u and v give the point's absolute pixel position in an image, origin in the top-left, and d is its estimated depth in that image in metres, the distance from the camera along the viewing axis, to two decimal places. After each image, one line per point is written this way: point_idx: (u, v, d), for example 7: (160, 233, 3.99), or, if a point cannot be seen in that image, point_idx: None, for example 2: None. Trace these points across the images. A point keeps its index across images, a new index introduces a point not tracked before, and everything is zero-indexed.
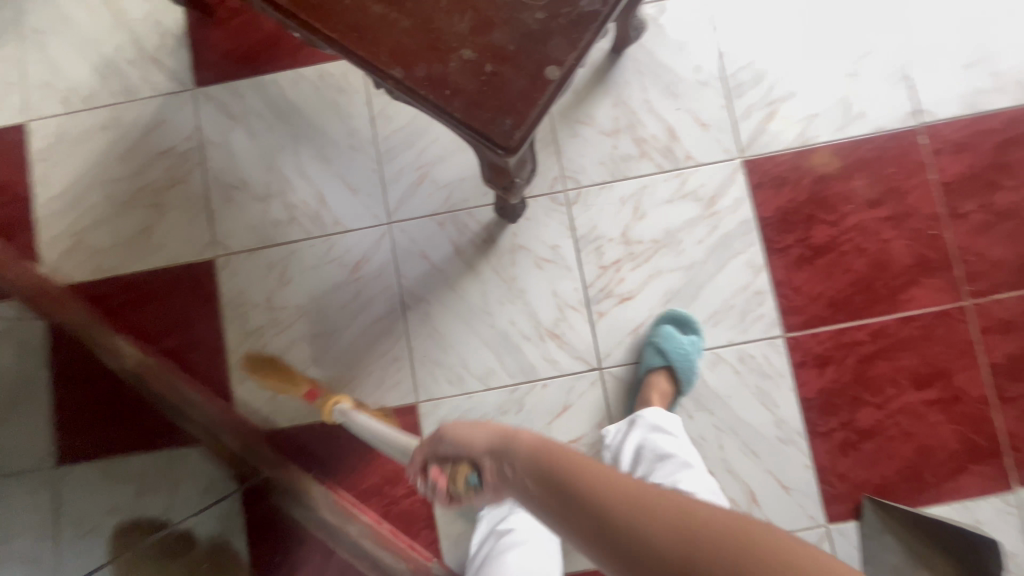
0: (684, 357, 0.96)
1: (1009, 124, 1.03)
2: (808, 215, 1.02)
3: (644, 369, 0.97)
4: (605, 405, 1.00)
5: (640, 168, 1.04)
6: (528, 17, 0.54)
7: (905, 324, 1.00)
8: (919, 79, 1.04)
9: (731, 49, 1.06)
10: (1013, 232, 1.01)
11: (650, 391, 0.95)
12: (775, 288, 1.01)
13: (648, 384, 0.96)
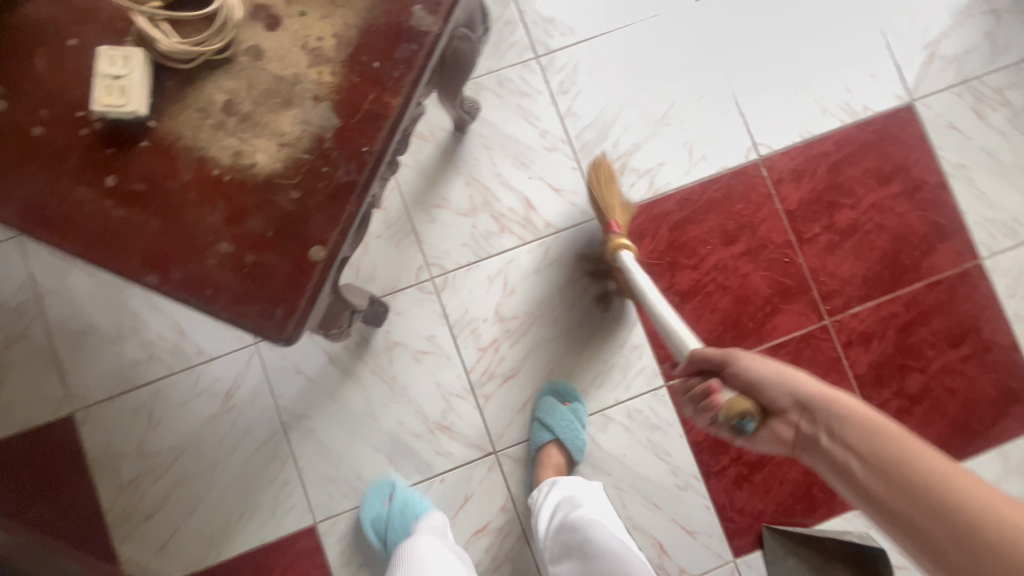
0: (572, 432, 0.97)
1: (839, 144, 1.08)
2: (670, 263, 1.05)
3: (535, 448, 0.98)
4: (506, 487, 1.00)
5: (502, 243, 1.04)
6: (284, 198, 0.52)
7: (775, 353, 1.04)
8: (751, 114, 1.08)
9: (572, 110, 1.07)
10: (857, 247, 1.07)
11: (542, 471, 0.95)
12: (650, 340, 1.03)
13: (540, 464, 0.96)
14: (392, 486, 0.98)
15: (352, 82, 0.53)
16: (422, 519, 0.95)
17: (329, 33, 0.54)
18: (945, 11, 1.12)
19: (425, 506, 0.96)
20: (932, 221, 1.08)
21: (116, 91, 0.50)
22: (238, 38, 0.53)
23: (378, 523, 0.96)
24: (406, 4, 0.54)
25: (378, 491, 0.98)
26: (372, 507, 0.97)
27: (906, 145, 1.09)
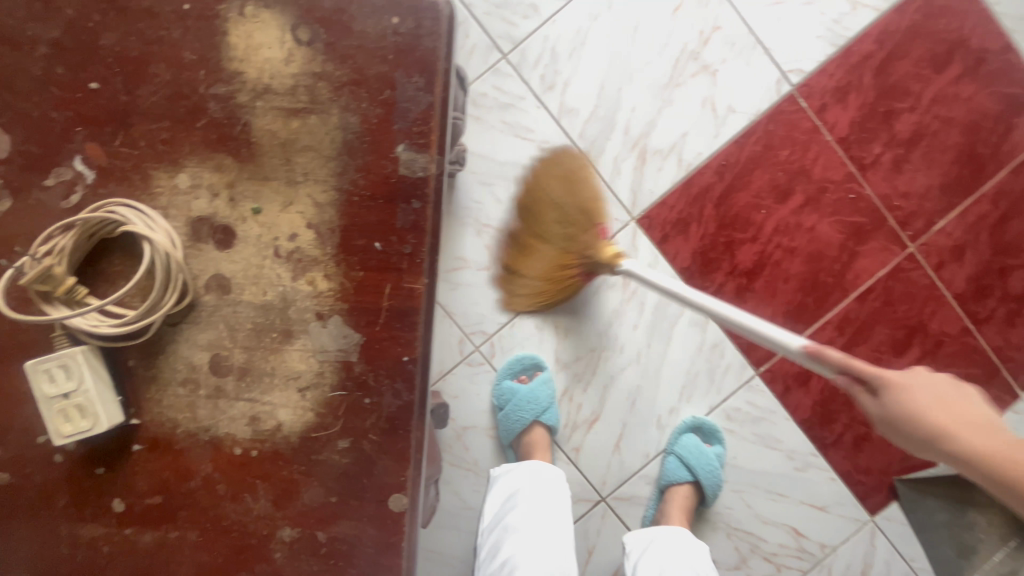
0: (710, 474, 0.91)
1: (880, 40, 0.91)
2: (726, 243, 0.92)
3: (666, 484, 0.91)
4: (627, 528, 0.93)
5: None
6: (332, 452, 0.41)
7: (864, 301, 0.93)
8: (771, 40, 0.90)
9: (566, 106, 0.90)
10: (928, 154, 0.92)
11: (671, 514, 0.88)
12: (728, 332, 0.93)
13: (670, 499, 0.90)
14: (535, 361, 0.91)
15: (357, 278, 0.40)
16: (549, 425, 0.90)
17: (302, 223, 0.40)
18: None
19: (551, 418, 0.90)
20: (1005, 94, 0.92)
21: (75, 411, 0.38)
22: (190, 272, 0.40)
23: (506, 391, 0.90)
24: (384, 148, 0.39)
25: (520, 362, 0.91)
26: (508, 374, 0.91)
27: (957, 14, 0.91)
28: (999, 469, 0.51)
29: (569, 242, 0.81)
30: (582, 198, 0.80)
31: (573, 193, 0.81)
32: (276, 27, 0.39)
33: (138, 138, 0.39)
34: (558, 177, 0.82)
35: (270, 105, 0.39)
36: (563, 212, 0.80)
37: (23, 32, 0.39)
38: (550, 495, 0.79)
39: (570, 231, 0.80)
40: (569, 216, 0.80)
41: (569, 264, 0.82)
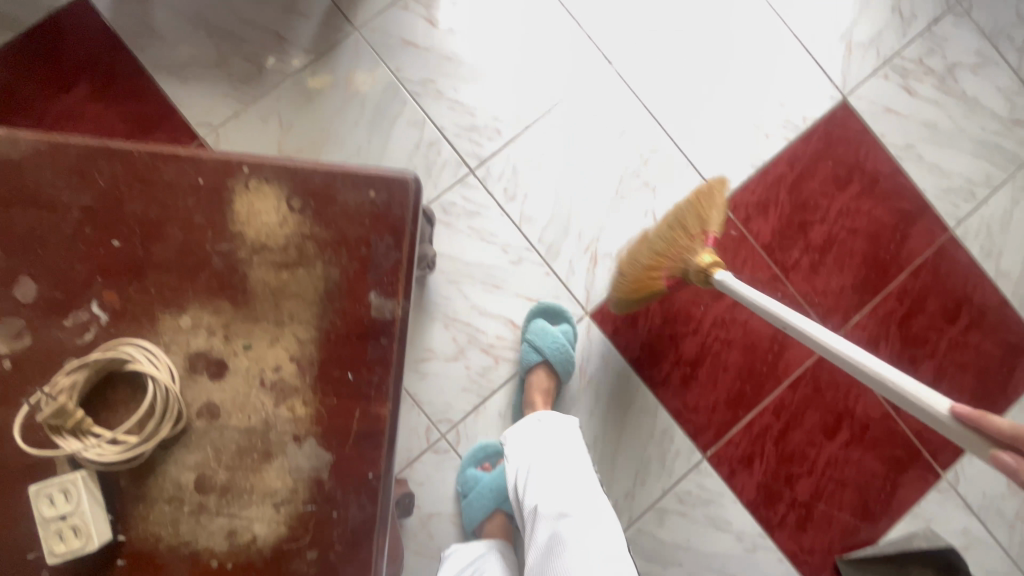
0: (557, 348, 0.94)
1: (792, 163, 1.07)
2: (670, 335, 1.02)
3: (523, 366, 0.96)
4: None
5: (501, 373, 0.99)
6: (300, 563, 0.45)
7: (796, 387, 1.04)
8: (700, 161, 1.06)
9: (526, 214, 1.02)
10: (839, 258, 1.06)
11: None
12: (676, 419, 1.01)
13: (532, 385, 0.95)
14: (498, 448, 0.97)
15: (331, 405, 0.47)
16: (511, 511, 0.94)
17: (285, 357, 0.47)
18: None
19: (513, 504, 0.94)
20: (899, 209, 1.08)
21: (69, 532, 0.42)
22: (185, 400, 0.46)
23: (469, 479, 0.94)
24: (358, 295, 0.48)
25: (482, 450, 0.97)
26: (472, 462, 0.96)
27: (853, 142, 1.08)
28: None
29: (672, 233, 0.88)
30: (710, 202, 0.89)
31: (702, 219, 0.88)
32: (274, 198, 0.48)
33: (149, 286, 0.46)
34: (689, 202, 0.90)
35: (265, 259, 0.47)
36: (680, 217, 0.89)
37: (59, 198, 0.46)
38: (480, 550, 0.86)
39: (694, 233, 0.88)
40: (686, 224, 0.88)
41: (656, 266, 0.89)
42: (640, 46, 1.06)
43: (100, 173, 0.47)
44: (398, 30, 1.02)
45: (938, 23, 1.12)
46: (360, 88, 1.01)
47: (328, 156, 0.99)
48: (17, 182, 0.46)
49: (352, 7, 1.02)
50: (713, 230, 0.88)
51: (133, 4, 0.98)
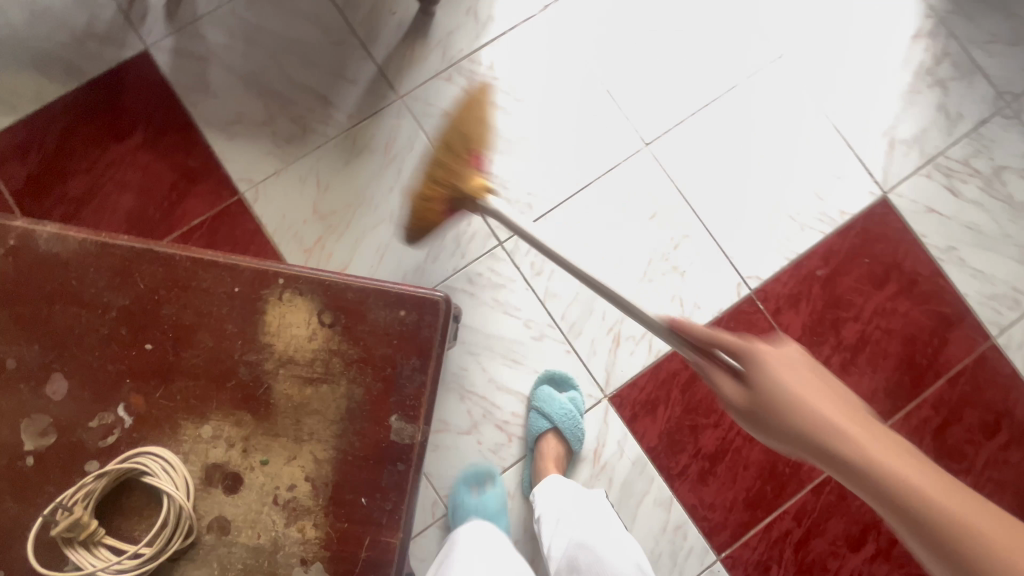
0: (568, 417, 0.94)
1: (827, 257, 1.05)
2: (690, 426, 0.99)
3: (534, 436, 0.95)
4: None
5: (513, 451, 0.98)
6: None
7: (820, 492, 0.99)
8: (732, 249, 1.04)
9: (551, 290, 1.01)
10: (872, 359, 1.03)
11: None
12: (691, 515, 0.97)
13: (542, 453, 0.94)
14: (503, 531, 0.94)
15: (341, 530, 0.46)
16: None
17: (301, 475, 0.46)
18: (895, 93, 1.10)
19: None
20: (937, 312, 1.05)
21: None
22: (197, 512, 0.45)
23: None
24: (380, 417, 0.47)
25: None
26: None
27: (892, 240, 1.06)
28: None
29: (453, 160, 0.88)
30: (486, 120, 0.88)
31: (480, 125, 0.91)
32: (305, 310, 0.48)
33: (176, 392, 0.47)
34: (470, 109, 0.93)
35: (290, 372, 0.47)
36: (452, 139, 0.89)
37: (100, 297, 0.47)
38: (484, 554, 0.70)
39: (456, 151, 0.88)
40: (452, 142, 0.89)
41: (434, 194, 0.88)
42: (678, 129, 1.07)
43: (141, 276, 0.48)
44: (441, 101, 1.05)
45: (986, 124, 1.10)
46: (398, 153, 1.03)
47: (361, 219, 1.01)
48: (61, 279, 0.47)
49: (398, 76, 1.05)
50: (476, 152, 0.89)
51: (191, 61, 1.03)
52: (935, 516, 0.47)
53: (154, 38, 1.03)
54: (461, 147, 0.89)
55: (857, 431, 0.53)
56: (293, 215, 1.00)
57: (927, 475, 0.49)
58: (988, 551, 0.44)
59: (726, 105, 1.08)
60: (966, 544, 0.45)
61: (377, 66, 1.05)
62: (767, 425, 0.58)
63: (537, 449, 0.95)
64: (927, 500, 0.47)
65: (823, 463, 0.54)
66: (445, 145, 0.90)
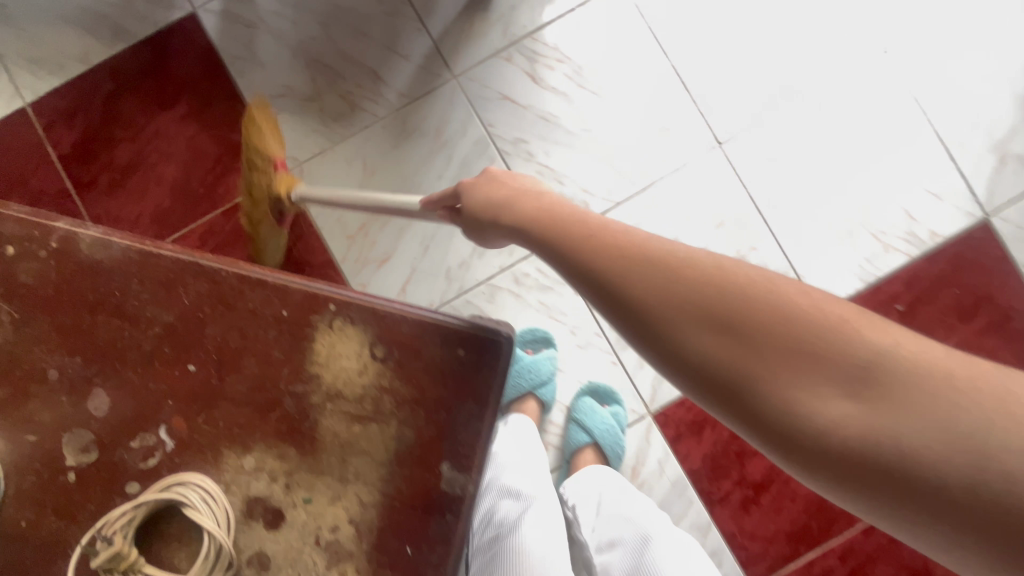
0: (611, 434, 0.89)
1: (909, 283, 0.95)
2: (737, 452, 0.94)
3: (572, 448, 0.92)
4: None
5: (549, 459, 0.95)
6: None
7: (869, 534, 0.93)
8: (803, 266, 0.95)
9: None
10: None
11: None
12: (728, 542, 0.93)
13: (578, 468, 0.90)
14: None
15: None
16: None
17: (344, 517, 0.43)
18: (1013, 101, 0.96)
19: None
20: None
21: None
22: (236, 546, 0.43)
23: None
24: (431, 463, 0.44)
25: None
26: None
27: (987, 270, 0.95)
28: (846, 356, 0.28)
29: (258, 184, 0.86)
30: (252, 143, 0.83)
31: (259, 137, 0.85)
32: (357, 342, 0.44)
33: (219, 418, 0.44)
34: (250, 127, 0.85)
35: (338, 408, 0.44)
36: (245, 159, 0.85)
37: (143, 311, 0.44)
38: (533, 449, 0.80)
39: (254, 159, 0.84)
40: (251, 161, 0.84)
41: (261, 197, 0.87)
42: (756, 128, 0.96)
43: (185, 291, 0.44)
44: (498, 84, 0.97)
45: None
46: (449, 139, 0.97)
47: None
48: (104, 289, 0.44)
49: (454, 54, 0.97)
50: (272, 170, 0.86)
51: (239, 27, 0.97)
52: (747, 306, 0.30)
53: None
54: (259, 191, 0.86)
55: (697, 270, 0.32)
56: None
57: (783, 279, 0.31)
58: (851, 360, 0.27)
59: (814, 104, 0.97)
60: (812, 398, 0.28)
61: (433, 41, 0.97)
62: (576, 268, 0.37)
63: (573, 462, 0.91)
64: (732, 279, 0.31)
65: (576, 284, 0.37)
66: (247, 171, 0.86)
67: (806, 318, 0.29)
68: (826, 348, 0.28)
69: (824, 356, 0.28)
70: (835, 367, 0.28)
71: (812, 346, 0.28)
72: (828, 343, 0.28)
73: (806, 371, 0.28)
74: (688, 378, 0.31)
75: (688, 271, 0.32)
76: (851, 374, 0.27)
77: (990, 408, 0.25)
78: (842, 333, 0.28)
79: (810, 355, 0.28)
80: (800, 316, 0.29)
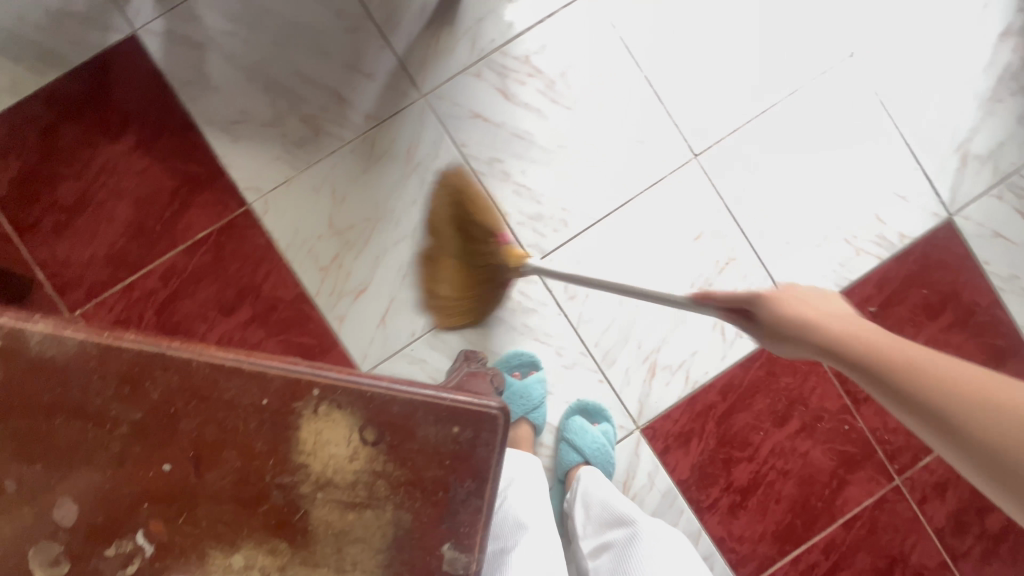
0: (602, 454, 0.91)
1: (881, 285, 0.97)
2: (724, 459, 0.96)
3: (566, 470, 0.93)
4: None
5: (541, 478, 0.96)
6: None
7: (850, 527, 0.97)
8: (780, 273, 0.96)
9: (585, 316, 0.95)
10: None
11: None
12: (719, 546, 0.96)
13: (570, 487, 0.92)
14: None
15: None
16: None
17: None
18: (972, 101, 0.99)
19: None
20: (991, 345, 0.99)
21: None
22: None
23: None
24: (431, 545, 0.42)
25: None
26: None
27: (952, 268, 0.98)
28: (962, 415, 0.43)
29: (471, 254, 0.82)
30: (482, 218, 0.79)
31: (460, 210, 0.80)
32: (345, 426, 0.42)
33: (201, 517, 0.41)
34: (447, 198, 0.80)
35: (330, 497, 0.42)
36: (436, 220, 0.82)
37: (107, 409, 0.41)
38: (533, 474, 0.77)
39: (478, 243, 0.80)
40: (466, 228, 0.80)
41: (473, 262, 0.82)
42: (731, 138, 0.96)
43: (153, 385, 0.41)
44: (469, 101, 0.94)
45: None
46: (421, 161, 0.93)
47: (382, 235, 0.92)
48: (61, 389, 0.41)
49: (421, 71, 0.93)
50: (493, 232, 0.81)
51: (186, 48, 0.91)
52: (923, 388, 0.46)
53: (143, 20, 0.90)
54: (455, 250, 0.82)
55: (878, 342, 0.50)
56: (306, 229, 0.91)
57: (955, 367, 0.46)
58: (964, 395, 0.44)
59: (786, 111, 0.97)
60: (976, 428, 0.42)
61: (398, 58, 0.93)
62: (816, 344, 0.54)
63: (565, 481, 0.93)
64: (920, 364, 0.47)
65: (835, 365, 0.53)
66: (453, 235, 0.81)
67: (939, 376, 0.46)
68: (960, 395, 0.44)
69: (946, 401, 0.44)
70: (974, 424, 0.42)
71: (953, 415, 0.43)
72: (936, 376, 0.46)
73: (946, 410, 0.44)
74: (938, 436, 0.45)
75: (921, 371, 0.46)
76: (945, 422, 0.44)
77: (985, 410, 0.42)
78: (971, 388, 0.44)
79: (941, 423, 0.44)
80: (970, 378, 0.44)
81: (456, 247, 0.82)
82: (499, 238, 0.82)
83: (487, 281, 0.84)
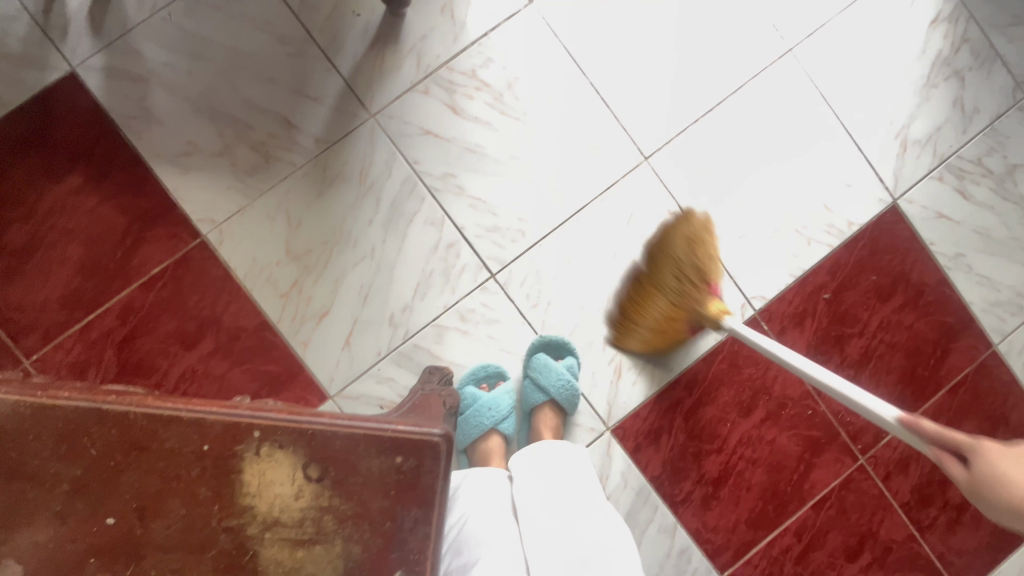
0: (567, 389, 0.92)
1: (833, 272, 1.00)
2: (694, 453, 0.98)
3: (529, 408, 0.93)
4: None
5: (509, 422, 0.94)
6: None
7: (819, 509, 1.00)
8: (736, 267, 0.99)
9: (549, 323, 0.96)
10: (875, 374, 1.01)
11: None
12: (695, 538, 0.98)
13: (538, 424, 0.92)
14: None
15: None
16: None
17: None
18: (908, 88, 1.02)
19: None
20: (941, 322, 1.02)
21: None
22: None
23: None
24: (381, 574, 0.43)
25: None
26: None
27: (900, 250, 1.01)
28: None
29: (684, 294, 0.88)
30: (706, 264, 0.88)
31: (696, 256, 0.88)
32: (288, 465, 0.43)
33: (149, 567, 0.42)
34: (684, 238, 0.90)
35: (278, 536, 0.43)
36: (682, 270, 0.88)
37: (47, 468, 0.42)
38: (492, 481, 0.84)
39: (697, 280, 0.87)
40: (684, 269, 0.88)
41: (678, 317, 0.89)
42: (679, 138, 0.98)
43: (92, 441, 0.42)
44: (418, 118, 0.94)
45: (1001, 118, 1.03)
46: (375, 181, 0.93)
47: (341, 257, 0.92)
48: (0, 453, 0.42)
49: (368, 91, 0.93)
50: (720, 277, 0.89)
51: (128, 83, 0.90)
52: None
53: (81, 57, 0.89)
54: (668, 286, 0.89)
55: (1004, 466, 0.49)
56: (264, 257, 0.91)
57: None
58: None
59: (731, 109, 0.99)
60: None
61: (344, 80, 0.93)
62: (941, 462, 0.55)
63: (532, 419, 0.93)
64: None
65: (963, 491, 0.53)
66: (670, 276, 0.89)
67: None
68: None
69: None
70: None
71: None
72: None
73: None
74: None
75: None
76: None
77: None
78: None
79: None
80: None
81: (672, 279, 0.88)
82: (711, 289, 0.88)
83: (677, 320, 0.89)
